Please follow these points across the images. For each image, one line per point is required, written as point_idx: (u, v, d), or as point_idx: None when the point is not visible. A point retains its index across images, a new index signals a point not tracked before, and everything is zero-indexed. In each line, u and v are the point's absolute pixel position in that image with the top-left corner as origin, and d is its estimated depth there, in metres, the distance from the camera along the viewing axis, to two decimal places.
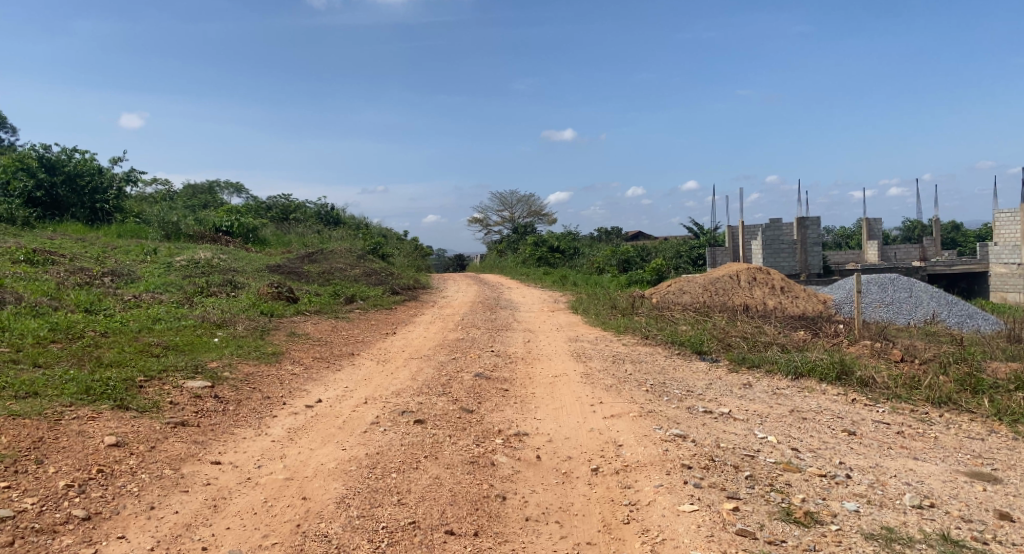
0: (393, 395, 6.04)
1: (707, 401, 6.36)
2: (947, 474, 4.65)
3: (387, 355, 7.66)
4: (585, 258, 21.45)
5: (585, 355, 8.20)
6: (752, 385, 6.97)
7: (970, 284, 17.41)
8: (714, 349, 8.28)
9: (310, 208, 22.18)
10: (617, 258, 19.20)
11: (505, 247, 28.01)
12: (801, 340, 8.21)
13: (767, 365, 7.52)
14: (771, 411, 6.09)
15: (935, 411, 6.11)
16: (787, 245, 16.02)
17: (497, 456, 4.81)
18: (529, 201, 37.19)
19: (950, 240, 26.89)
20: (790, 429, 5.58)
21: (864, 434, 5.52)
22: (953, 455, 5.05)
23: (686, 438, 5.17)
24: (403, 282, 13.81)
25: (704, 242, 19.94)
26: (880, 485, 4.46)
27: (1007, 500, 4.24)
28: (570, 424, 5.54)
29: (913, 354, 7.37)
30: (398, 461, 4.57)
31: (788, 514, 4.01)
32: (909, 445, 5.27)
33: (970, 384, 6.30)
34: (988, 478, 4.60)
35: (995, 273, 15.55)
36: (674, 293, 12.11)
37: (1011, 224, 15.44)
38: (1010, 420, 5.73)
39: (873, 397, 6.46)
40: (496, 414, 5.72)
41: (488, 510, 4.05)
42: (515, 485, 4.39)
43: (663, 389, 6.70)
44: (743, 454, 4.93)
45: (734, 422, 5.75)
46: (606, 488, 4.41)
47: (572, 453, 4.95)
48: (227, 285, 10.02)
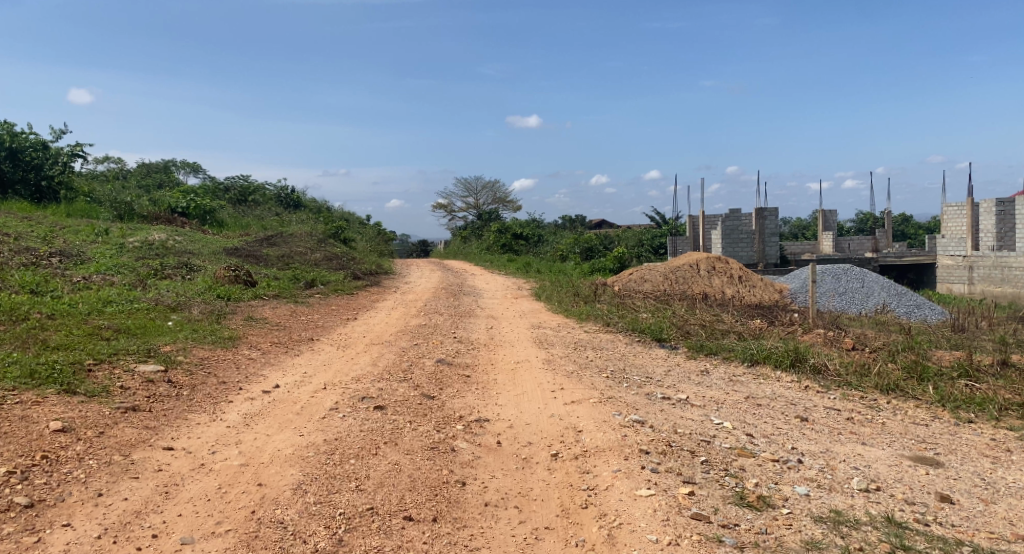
0: (353, 381, 5.98)
1: (666, 388, 6.45)
2: (893, 458, 4.81)
3: (348, 341, 7.57)
4: (549, 246, 21.54)
5: (548, 342, 8.24)
6: (709, 372, 7.10)
7: (917, 275, 17.99)
8: (674, 337, 8.40)
9: (269, 190, 21.75)
10: (581, 246, 19.34)
11: (469, 233, 27.96)
12: (757, 328, 8.39)
13: (724, 352, 7.67)
14: (728, 398, 6.21)
15: (883, 397, 6.28)
16: (744, 235, 16.35)
17: (457, 441, 4.81)
18: (493, 188, 37.06)
19: (900, 232, 27.62)
20: (745, 415, 5.70)
21: (816, 420, 5.67)
22: (898, 440, 5.21)
23: (644, 424, 5.24)
24: (364, 267, 13.64)
25: (666, 232, 20.15)
26: (830, 469, 4.59)
27: (948, 483, 4.39)
28: (531, 410, 5.56)
29: (864, 343, 7.59)
30: (357, 448, 4.54)
31: (742, 498, 4.11)
32: (858, 431, 5.43)
33: (916, 372, 6.51)
34: (932, 462, 4.76)
35: (942, 264, 15.98)
36: (635, 280, 12.24)
37: (958, 218, 16.05)
38: (953, 406, 5.91)
39: (825, 384, 6.63)
40: (457, 400, 5.71)
41: (447, 496, 4.06)
42: (475, 471, 4.40)
43: (623, 376, 6.77)
44: (699, 440, 5.02)
45: (691, 408, 5.85)
46: (565, 473, 4.45)
47: (533, 438, 4.98)
48: (182, 267, 9.79)
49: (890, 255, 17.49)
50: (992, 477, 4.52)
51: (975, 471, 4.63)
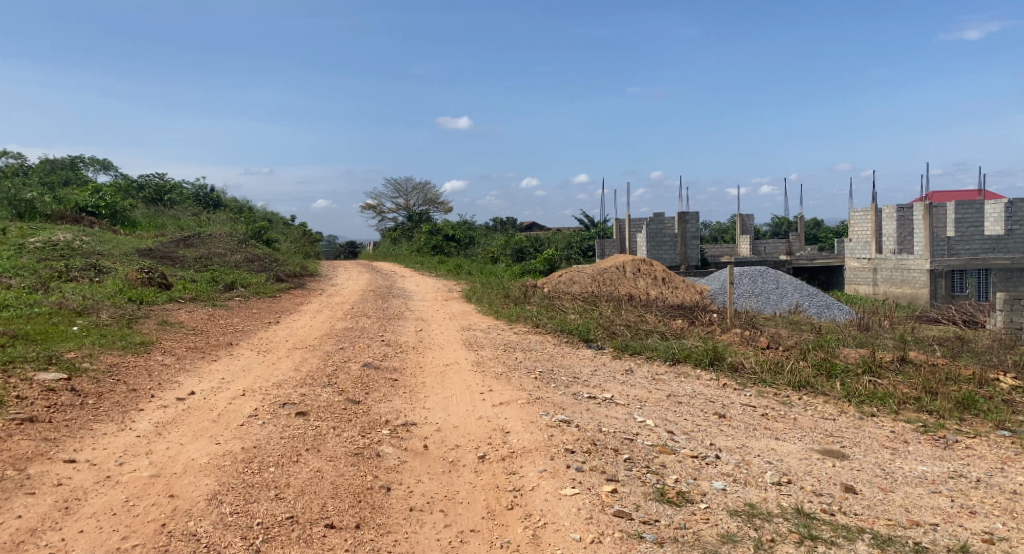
0: (274, 387, 5.84)
1: (592, 387, 6.57)
2: (803, 452, 5.04)
3: (269, 346, 7.38)
4: (479, 248, 21.55)
5: (477, 343, 8.23)
6: (634, 371, 7.26)
7: (828, 276, 18.95)
8: (600, 337, 8.56)
9: (187, 190, 20.94)
10: (511, 248, 19.45)
11: (399, 235, 27.65)
12: (679, 328, 8.65)
13: (647, 352, 7.87)
14: (651, 396, 6.37)
15: (795, 393, 6.57)
16: (668, 238, 16.82)
17: (383, 446, 4.76)
18: (423, 189, 36.78)
19: (813, 236, 28.91)
20: (667, 413, 5.86)
21: (732, 416, 5.88)
22: (808, 434, 5.46)
23: (571, 424, 5.32)
24: (288, 269, 13.30)
25: (594, 234, 20.52)
26: (745, 464, 4.77)
27: (853, 475, 4.63)
28: (459, 413, 5.56)
29: (778, 342, 7.93)
30: (277, 455, 4.42)
31: (662, 494, 4.22)
32: (771, 426, 5.67)
33: (825, 368, 6.83)
34: (838, 455, 5.02)
35: (850, 267, 17.08)
36: (564, 282, 12.39)
37: (863, 222, 16.76)
38: (857, 401, 6.24)
39: (742, 381, 6.89)
40: (383, 405, 5.65)
41: (371, 502, 4.00)
42: (400, 476, 4.36)
43: (551, 376, 6.85)
44: (622, 438, 5.12)
45: (615, 407, 5.97)
46: (491, 475, 4.47)
47: (460, 441, 4.98)
48: (89, 270, 9.30)
49: (803, 258, 18.35)
50: (892, 467, 4.79)
51: (876, 462, 4.90)
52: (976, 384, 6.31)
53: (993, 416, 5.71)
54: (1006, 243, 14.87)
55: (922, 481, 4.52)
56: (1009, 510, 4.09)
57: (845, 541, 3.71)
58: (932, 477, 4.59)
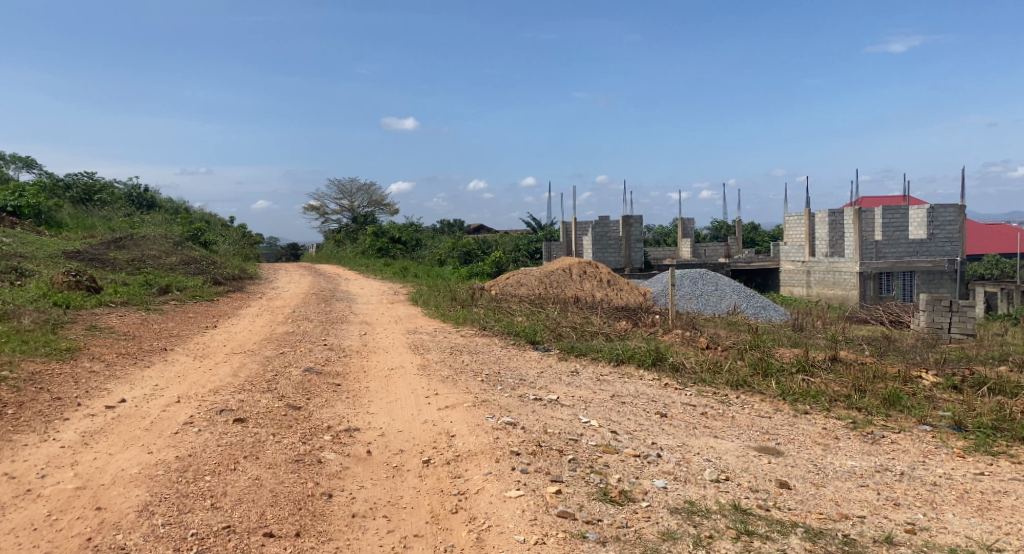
0: (211, 393, 5.67)
1: (538, 389, 6.60)
2: (741, 450, 5.18)
3: (206, 351, 7.17)
4: (426, 250, 21.43)
5: (422, 347, 8.18)
6: (579, 372, 7.33)
7: (764, 278, 19.55)
8: (547, 339, 8.61)
9: (118, 189, 20.18)
10: (458, 250, 19.41)
11: (343, 237, 27.25)
12: (624, 330, 8.77)
13: (592, 353, 7.96)
14: (595, 397, 6.44)
15: (733, 392, 6.74)
16: (613, 240, 17.06)
17: (324, 453, 4.67)
18: (367, 190, 36.35)
19: (751, 240, 29.71)
20: (611, 413, 5.93)
21: (674, 416, 6.00)
22: (746, 432, 5.61)
23: (516, 426, 5.34)
24: (227, 272, 12.96)
25: (541, 237, 20.65)
26: (685, 462, 4.87)
27: (787, 471, 4.78)
28: (404, 417, 5.51)
29: (717, 342, 8.13)
30: (213, 464, 4.30)
31: (605, 494, 4.27)
32: (711, 424, 5.80)
33: (761, 367, 7.03)
34: (773, 452, 5.17)
35: (785, 269, 17.62)
36: (511, 285, 12.42)
37: (797, 226, 17.39)
38: (792, 399, 6.43)
39: (683, 381, 7.03)
40: (326, 410, 5.56)
41: (312, 509, 3.93)
42: (342, 482, 4.30)
43: (497, 378, 6.86)
44: (567, 439, 5.16)
45: (561, 408, 6.01)
46: (436, 479, 4.44)
47: (404, 445, 4.94)
48: (11, 273, 8.87)
49: (741, 260, 18.86)
50: (824, 463, 4.96)
51: (810, 458, 5.07)
52: (901, 381, 6.60)
53: (916, 412, 5.97)
54: (929, 247, 15.60)
55: (851, 475, 4.70)
56: (930, 501, 4.29)
57: (779, 535, 3.82)
58: (861, 472, 4.77)
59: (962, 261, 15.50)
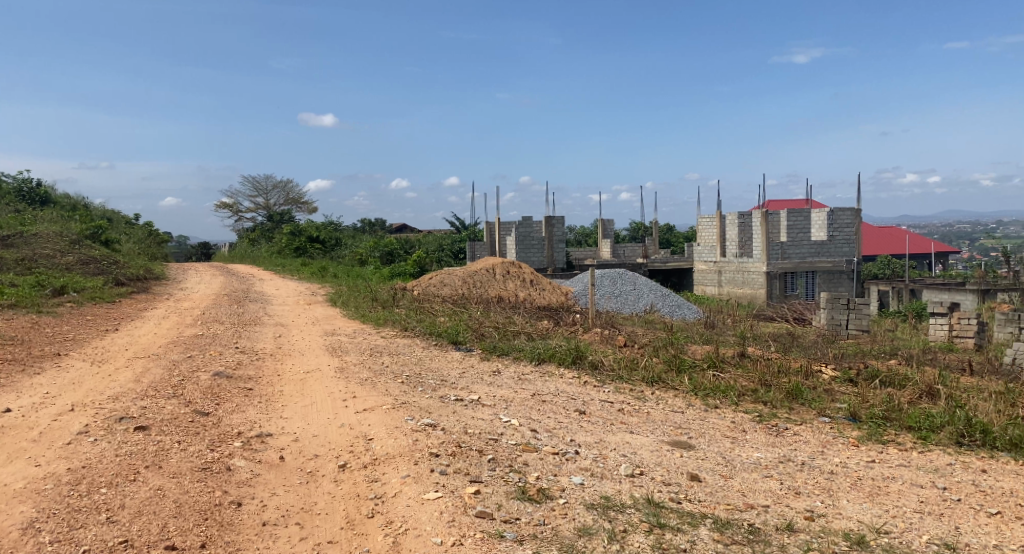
0: (109, 400, 5.36)
1: (458, 390, 6.57)
2: (655, 444, 5.30)
3: (105, 355, 6.77)
4: (346, 250, 21.01)
5: (341, 349, 7.99)
6: (500, 371, 7.34)
7: (679, 278, 20.15)
8: (469, 339, 8.58)
9: (8, 184, 18.86)
10: (380, 250, 19.14)
11: (257, 235, 26.39)
12: (545, 329, 8.86)
13: (514, 353, 8.00)
14: (516, 396, 6.47)
15: (649, 388, 6.91)
16: (536, 241, 17.20)
17: (234, 460, 4.49)
18: (284, 188, 35.35)
19: (666, 241, 30.54)
20: (531, 412, 5.97)
21: (592, 412, 6.09)
22: (660, 427, 5.75)
23: (436, 427, 5.29)
24: (130, 272, 12.31)
25: (465, 238, 20.64)
26: (602, 458, 4.94)
27: (699, 464, 4.93)
28: (320, 421, 5.37)
29: (634, 340, 8.32)
30: (110, 475, 4.06)
31: (523, 493, 4.28)
32: (627, 421, 5.92)
33: (675, 364, 7.25)
34: (686, 445, 5.32)
35: (698, 269, 18.22)
36: (434, 285, 12.33)
37: (710, 228, 17.99)
38: (703, 394, 6.65)
39: (601, 379, 7.15)
40: (236, 415, 5.35)
41: (219, 519, 3.77)
42: (253, 490, 4.14)
43: (417, 380, 6.78)
44: (487, 438, 5.15)
45: (481, 408, 6.00)
46: (352, 483, 4.34)
47: (319, 450, 4.81)
48: None
49: (658, 261, 19.37)
50: (732, 455, 5.14)
51: (719, 450, 5.25)
52: (803, 375, 6.93)
53: (816, 404, 6.28)
54: (829, 248, 16.45)
55: (757, 467, 4.89)
56: (828, 488, 4.52)
57: (689, 527, 3.93)
58: (766, 463, 4.98)
59: (859, 261, 16.43)
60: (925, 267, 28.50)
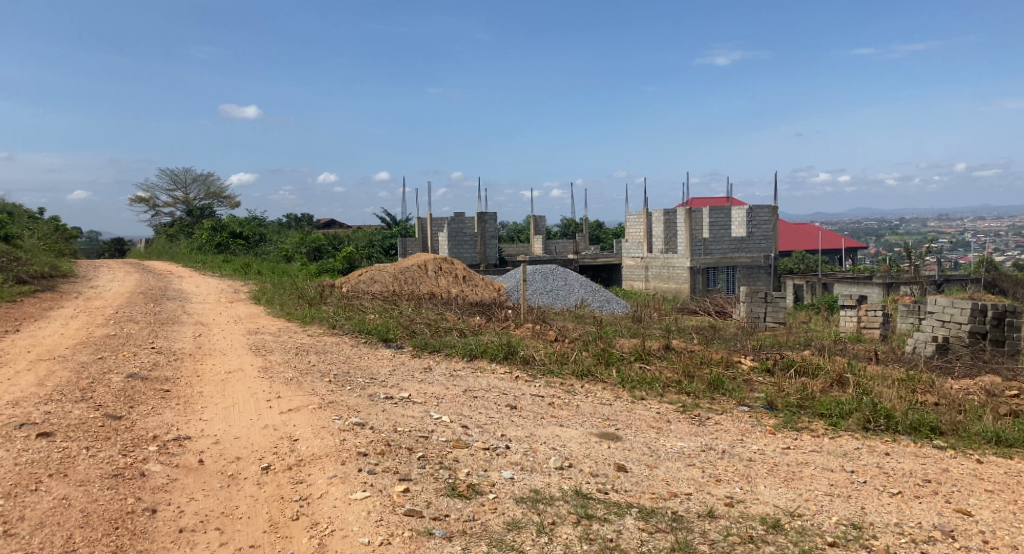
0: (9, 406, 5.03)
1: (388, 387, 6.47)
2: (584, 437, 5.36)
3: (4, 359, 6.34)
4: (271, 246, 20.40)
5: (265, 348, 7.75)
6: (431, 368, 7.27)
7: (609, 274, 20.48)
8: (399, 336, 8.47)
9: None
10: (307, 246, 18.67)
11: (176, 230, 25.32)
12: (477, 325, 8.83)
13: (446, 350, 7.94)
14: (447, 392, 6.42)
15: (579, 382, 6.98)
16: (468, 237, 17.13)
17: (148, 465, 4.29)
18: (205, 181, 34.06)
19: (595, 237, 30.97)
20: (462, 408, 5.93)
21: (523, 407, 6.11)
22: (589, 420, 5.82)
23: (364, 426, 5.18)
24: (34, 270, 11.58)
25: (395, 234, 20.37)
26: (532, 452, 4.96)
27: (626, 454, 5.01)
28: (242, 423, 5.19)
29: (564, 334, 8.40)
30: (9, 485, 3.80)
31: (453, 489, 4.25)
32: (557, 414, 5.96)
33: (604, 357, 7.35)
34: (614, 437, 5.40)
35: (626, 265, 18.57)
36: (364, 281, 12.11)
37: (637, 224, 18.32)
38: (630, 386, 6.77)
39: (532, 373, 7.18)
40: (151, 419, 5.11)
41: (131, 527, 3.59)
42: (168, 495, 3.96)
43: (345, 378, 6.65)
44: (417, 436, 5.09)
45: (411, 405, 5.93)
46: (275, 486, 4.21)
47: (241, 453, 4.64)
48: None
49: (588, 257, 19.62)
50: (658, 445, 5.24)
51: (646, 441, 5.35)
52: (724, 365, 7.16)
53: (736, 394, 6.49)
54: (748, 244, 17.00)
55: (681, 456, 5.01)
56: (747, 475, 4.67)
57: (616, 516, 3.98)
58: (689, 451, 5.10)
59: (775, 256, 17.08)
60: (837, 261, 29.92)
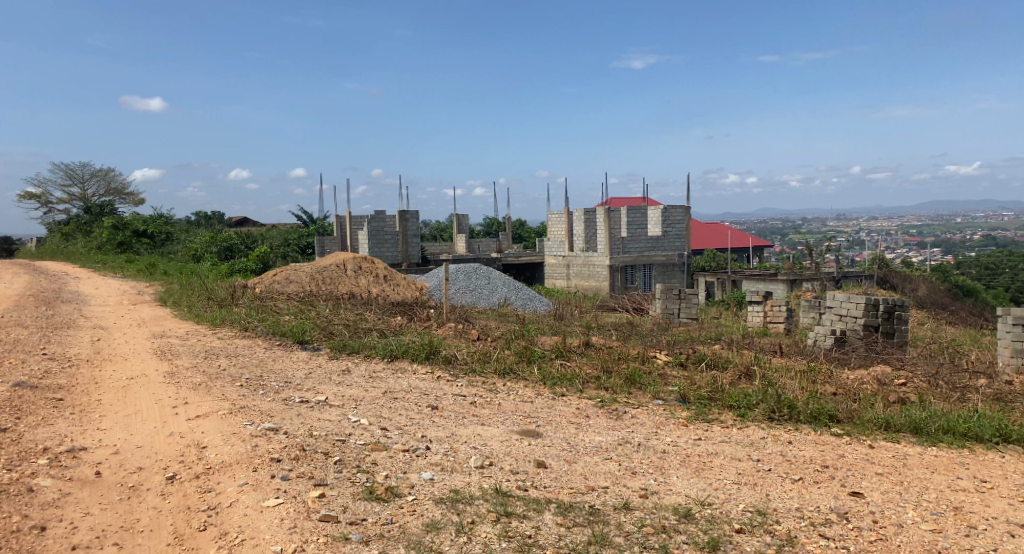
0: None
1: (304, 391, 6.30)
2: (505, 435, 5.38)
3: None
4: (178, 245, 19.51)
5: (172, 352, 7.40)
6: (350, 370, 7.13)
7: (532, 272, 20.65)
8: (316, 338, 8.27)
9: None
10: (218, 245, 17.95)
11: (72, 229, 23.82)
12: (397, 325, 8.72)
13: (365, 351, 7.81)
14: (366, 394, 6.31)
15: (501, 380, 7.00)
16: (389, 236, 16.90)
17: (39, 479, 4.03)
18: (104, 177, 32.22)
19: (517, 236, 31.14)
20: (382, 410, 5.85)
21: (444, 407, 6.08)
22: (510, 417, 5.85)
23: (278, 431, 5.03)
24: None
25: (313, 232, 19.88)
26: (453, 452, 4.95)
27: (546, 451, 5.07)
28: (145, 431, 4.94)
29: (486, 333, 8.40)
30: None
31: (371, 492, 4.18)
32: (479, 413, 5.97)
33: (526, 355, 7.41)
34: (534, 434, 5.45)
35: (548, 263, 18.78)
36: (280, 281, 11.75)
37: (558, 223, 18.54)
38: (551, 383, 6.84)
39: (454, 373, 7.16)
40: (43, 430, 4.79)
41: (18, 548, 3.36)
42: (61, 511, 3.73)
43: (259, 382, 6.43)
44: (334, 440, 4.98)
45: (329, 408, 5.80)
46: (181, 496, 4.03)
47: (144, 463, 4.42)
48: None
49: (511, 255, 19.71)
50: (576, 441, 5.33)
51: (565, 437, 5.43)
52: (641, 361, 7.35)
53: (652, 388, 6.67)
54: (663, 243, 17.52)
55: (598, 450, 5.11)
56: (661, 467, 4.80)
57: (535, 513, 4.02)
58: (606, 446, 5.20)
59: (689, 255, 17.66)
60: (746, 259, 31.19)
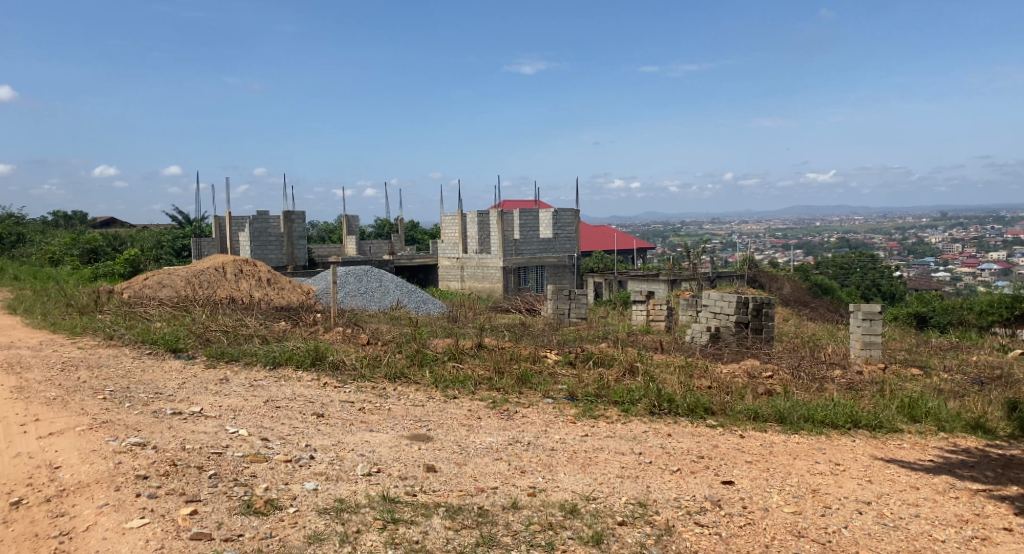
0: None
1: (177, 402, 5.92)
2: (394, 440, 5.27)
3: None
4: (34, 248, 17.89)
5: (22, 365, 6.75)
6: (229, 379, 6.78)
7: (425, 275, 20.48)
8: (191, 346, 7.80)
9: None
10: (81, 248, 16.61)
11: None
12: (282, 330, 8.38)
13: (245, 358, 7.45)
14: (246, 404, 6.01)
15: (391, 384, 6.87)
16: (273, 237, 16.25)
17: None
18: None
19: (409, 238, 30.80)
20: (263, 420, 5.59)
21: (330, 414, 5.89)
22: (400, 422, 5.75)
23: (145, 446, 4.69)
24: None
25: (189, 233, 18.80)
26: (339, 460, 4.79)
27: (435, 454, 5.01)
28: None
29: (377, 336, 8.23)
30: None
31: (248, 506, 3.97)
32: (367, 419, 5.82)
33: (417, 359, 7.31)
34: (424, 438, 5.37)
35: (442, 265, 18.66)
36: (151, 287, 11.02)
37: (452, 226, 18.46)
38: (442, 385, 6.79)
39: (342, 379, 6.96)
40: None
41: None
42: None
43: (125, 394, 5.99)
44: (209, 453, 4.70)
45: (204, 420, 5.47)
46: (28, 523, 3.71)
47: None
48: None
49: (403, 257, 19.44)
50: (466, 443, 5.30)
51: (455, 439, 5.38)
52: (532, 361, 7.43)
53: (542, 387, 6.75)
54: (555, 245, 17.85)
55: (488, 451, 5.10)
56: (548, 464, 4.86)
57: (422, 518, 3.95)
58: (496, 446, 5.21)
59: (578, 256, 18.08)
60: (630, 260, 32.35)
